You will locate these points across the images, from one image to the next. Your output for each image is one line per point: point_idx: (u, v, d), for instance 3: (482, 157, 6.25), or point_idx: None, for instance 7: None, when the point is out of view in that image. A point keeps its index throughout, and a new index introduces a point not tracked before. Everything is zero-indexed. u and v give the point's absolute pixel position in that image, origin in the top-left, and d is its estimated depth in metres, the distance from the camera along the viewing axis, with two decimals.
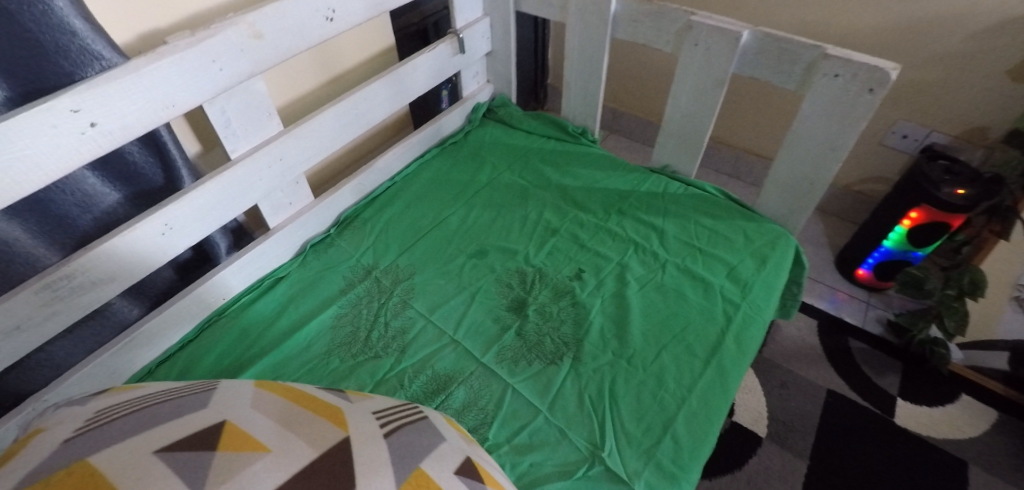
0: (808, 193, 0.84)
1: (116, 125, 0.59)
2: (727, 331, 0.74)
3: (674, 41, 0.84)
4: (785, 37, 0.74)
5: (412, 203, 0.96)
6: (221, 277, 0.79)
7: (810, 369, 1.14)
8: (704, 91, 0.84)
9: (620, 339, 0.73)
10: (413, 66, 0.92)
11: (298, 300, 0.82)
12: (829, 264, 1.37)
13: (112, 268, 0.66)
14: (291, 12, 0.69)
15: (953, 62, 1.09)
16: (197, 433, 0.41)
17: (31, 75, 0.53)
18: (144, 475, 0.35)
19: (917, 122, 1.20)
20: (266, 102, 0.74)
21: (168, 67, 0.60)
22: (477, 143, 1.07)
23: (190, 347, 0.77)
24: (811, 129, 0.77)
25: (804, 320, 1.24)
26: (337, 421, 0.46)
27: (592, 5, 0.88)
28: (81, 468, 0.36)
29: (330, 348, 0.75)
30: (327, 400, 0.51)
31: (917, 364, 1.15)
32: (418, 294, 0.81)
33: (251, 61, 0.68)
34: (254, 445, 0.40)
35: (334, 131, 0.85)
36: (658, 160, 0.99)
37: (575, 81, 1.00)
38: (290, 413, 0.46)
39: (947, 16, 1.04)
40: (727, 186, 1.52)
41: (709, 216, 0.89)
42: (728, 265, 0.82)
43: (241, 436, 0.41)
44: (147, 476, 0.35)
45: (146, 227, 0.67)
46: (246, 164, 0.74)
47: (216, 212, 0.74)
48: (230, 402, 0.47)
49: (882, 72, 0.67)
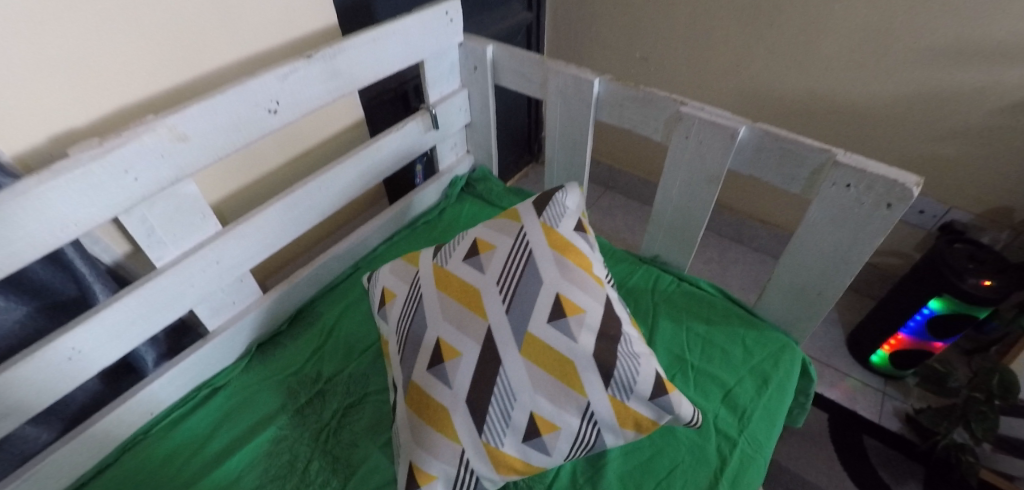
0: (816, 302, 0.74)
1: (1, 255, 0.51)
2: (719, 477, 0.63)
3: (663, 129, 0.75)
4: (788, 137, 0.65)
5: (373, 294, 0.87)
6: (147, 393, 0.71)
7: (822, 472, 1.03)
8: (698, 186, 0.76)
9: (595, 485, 0.63)
10: (378, 148, 0.84)
11: (232, 419, 0.73)
12: (840, 344, 1.26)
13: (6, 404, 0.57)
14: (223, 109, 0.61)
15: (973, 139, 0.99)
16: (468, 286, 0.64)
17: None
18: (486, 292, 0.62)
19: (935, 198, 1.09)
20: (200, 202, 0.66)
21: (68, 185, 0.52)
22: (450, 222, 0.99)
23: (108, 473, 0.69)
24: (819, 237, 0.68)
25: (813, 412, 1.13)
26: (474, 307, 0.62)
27: (573, 87, 0.80)
28: (470, 292, 0.63)
29: (262, 483, 0.66)
30: (466, 280, 0.64)
31: (942, 471, 1.02)
32: (368, 414, 0.72)
33: (174, 167, 0.60)
34: (468, 292, 0.63)
35: (286, 224, 0.77)
36: (649, 249, 0.91)
37: (558, 160, 0.92)
38: (455, 285, 0.64)
39: (965, 91, 0.94)
40: (729, 251, 1.42)
41: (702, 321, 0.80)
42: (723, 386, 0.72)
43: (463, 288, 0.64)
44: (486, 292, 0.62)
45: (49, 353, 0.58)
46: (174, 273, 0.66)
47: (136, 326, 0.66)
48: (442, 322, 0.62)
49: (902, 188, 0.57)
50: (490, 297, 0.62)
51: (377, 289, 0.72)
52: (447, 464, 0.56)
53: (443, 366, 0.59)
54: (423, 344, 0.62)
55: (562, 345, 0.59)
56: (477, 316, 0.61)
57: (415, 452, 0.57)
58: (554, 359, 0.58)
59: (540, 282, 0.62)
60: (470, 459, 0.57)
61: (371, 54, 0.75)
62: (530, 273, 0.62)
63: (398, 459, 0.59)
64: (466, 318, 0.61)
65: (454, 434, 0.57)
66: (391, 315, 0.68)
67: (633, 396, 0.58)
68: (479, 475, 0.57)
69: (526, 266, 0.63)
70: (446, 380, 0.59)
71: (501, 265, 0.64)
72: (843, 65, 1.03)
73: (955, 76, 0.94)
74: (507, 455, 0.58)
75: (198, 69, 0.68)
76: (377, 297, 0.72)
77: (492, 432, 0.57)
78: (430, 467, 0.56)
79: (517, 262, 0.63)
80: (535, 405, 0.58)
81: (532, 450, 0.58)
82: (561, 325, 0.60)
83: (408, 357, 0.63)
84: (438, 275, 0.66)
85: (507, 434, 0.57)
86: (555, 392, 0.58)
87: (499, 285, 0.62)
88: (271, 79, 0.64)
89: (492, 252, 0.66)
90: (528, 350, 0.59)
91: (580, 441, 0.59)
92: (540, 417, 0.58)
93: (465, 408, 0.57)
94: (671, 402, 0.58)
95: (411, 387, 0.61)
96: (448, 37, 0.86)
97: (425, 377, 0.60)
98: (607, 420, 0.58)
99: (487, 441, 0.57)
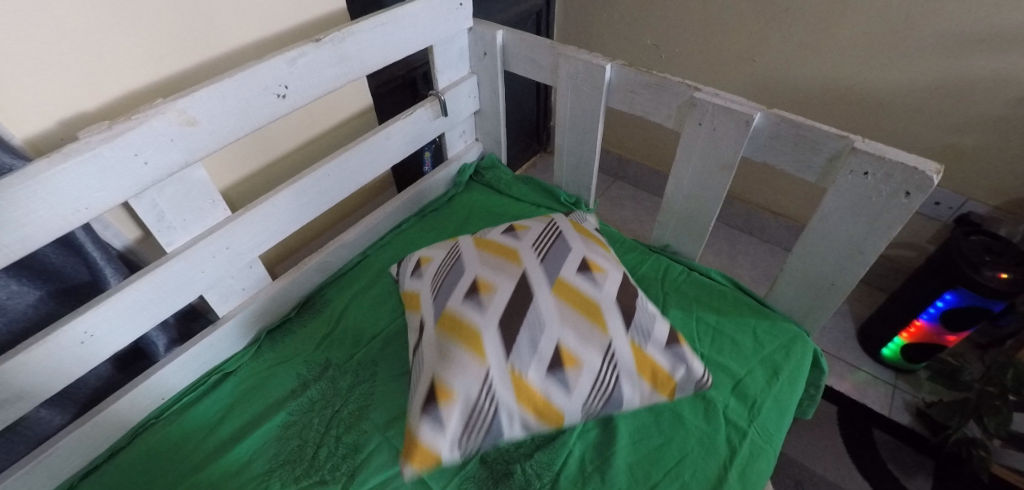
0: (829, 293, 0.73)
1: (13, 237, 0.51)
2: (729, 467, 0.63)
3: (676, 116, 0.74)
4: (805, 123, 0.63)
5: (381, 282, 0.87)
6: (158, 377, 0.72)
7: (830, 464, 1.02)
8: (710, 174, 0.75)
9: (604, 473, 0.63)
10: (387, 134, 0.84)
11: (241, 404, 0.74)
12: (850, 336, 1.24)
13: (20, 387, 0.58)
14: (232, 93, 0.61)
15: (993, 128, 0.96)
16: (502, 252, 0.70)
17: None
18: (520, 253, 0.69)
19: (951, 188, 1.07)
20: (209, 188, 0.66)
21: (78, 168, 0.52)
22: (458, 210, 0.98)
23: (119, 456, 0.69)
24: (835, 227, 0.67)
25: (822, 404, 1.12)
26: (510, 260, 0.69)
27: (584, 72, 0.78)
28: (506, 250, 0.70)
29: (271, 467, 0.66)
30: (501, 243, 0.72)
31: (953, 465, 1.01)
32: (375, 400, 0.72)
33: (184, 151, 0.60)
34: (504, 252, 0.70)
35: (294, 211, 0.77)
36: (659, 238, 0.90)
37: (569, 147, 0.91)
38: (489, 252, 0.71)
39: (986, 79, 0.92)
40: (739, 242, 1.40)
41: (712, 311, 0.80)
42: (733, 377, 0.71)
43: (499, 248, 0.71)
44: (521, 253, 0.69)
45: (61, 337, 0.59)
46: (184, 258, 0.66)
47: (148, 311, 0.66)
48: (474, 268, 0.69)
49: (922, 176, 0.56)
50: (526, 252, 0.69)
51: (413, 258, 0.79)
52: (470, 386, 0.59)
53: (478, 297, 0.64)
54: (458, 282, 0.68)
55: (589, 290, 0.66)
56: (513, 264, 0.68)
57: (441, 369, 0.60)
58: (582, 299, 0.65)
59: (569, 247, 0.70)
60: (493, 384, 0.59)
61: (380, 39, 0.74)
62: (561, 240, 0.71)
63: (419, 384, 0.61)
64: (484, 286, 0.66)
65: (483, 352, 0.60)
66: (427, 273, 0.74)
67: (651, 342, 0.64)
68: (499, 403, 0.59)
69: (557, 238, 0.71)
70: (480, 307, 0.63)
71: (535, 235, 0.72)
72: (860, 52, 1.01)
73: (976, 64, 0.91)
74: (531, 385, 0.60)
75: (207, 53, 0.68)
76: (412, 263, 0.78)
77: (519, 357, 0.60)
78: (454, 384, 0.58)
79: (549, 235, 0.72)
80: (562, 336, 0.62)
81: (554, 386, 0.61)
82: (588, 279, 0.67)
83: (441, 298, 0.67)
84: (475, 239, 0.75)
85: (533, 363, 0.60)
86: (582, 330, 0.63)
87: (534, 247, 0.70)
88: (280, 63, 0.64)
89: (492, 292, 0.65)
90: (559, 290, 0.65)
91: (600, 382, 0.62)
92: (565, 348, 0.61)
93: (495, 331, 0.61)
94: (683, 354, 0.65)
95: (446, 316, 0.64)
96: (457, 22, 0.85)
97: (460, 305, 0.64)
98: (627, 363, 0.63)
99: (513, 366, 0.60)
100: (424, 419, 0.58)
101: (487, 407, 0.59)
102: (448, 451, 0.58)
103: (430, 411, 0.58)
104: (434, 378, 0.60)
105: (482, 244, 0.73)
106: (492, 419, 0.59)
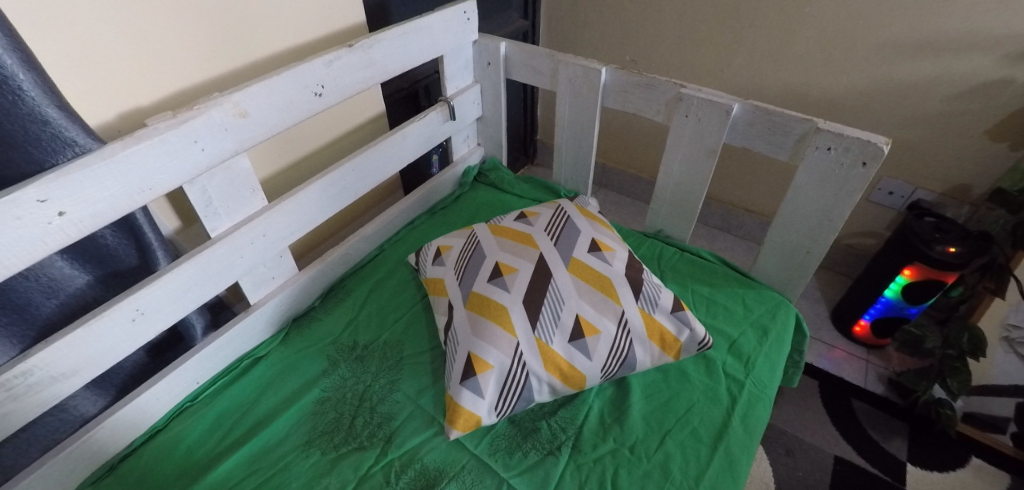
0: (805, 261, 0.83)
1: (86, 213, 0.55)
2: (732, 413, 0.70)
3: (664, 111, 0.85)
4: (774, 110, 0.74)
5: (392, 273, 0.93)
6: (195, 361, 0.75)
7: (817, 433, 1.10)
8: (696, 161, 0.85)
9: (621, 424, 0.69)
10: (403, 134, 0.92)
11: (274, 385, 0.77)
12: (825, 320, 1.35)
13: (77, 361, 0.61)
14: (278, 89, 0.68)
15: (931, 124, 1.10)
16: (516, 238, 0.78)
17: (14, 156, 0.51)
18: (533, 242, 0.76)
19: (902, 179, 1.21)
20: (250, 178, 0.72)
21: (147, 151, 0.58)
22: (467, 206, 1.06)
23: (160, 437, 0.72)
24: (806, 199, 0.77)
25: (805, 380, 1.21)
26: (528, 243, 0.76)
27: (582, 77, 0.88)
28: (524, 235, 0.78)
29: (311, 438, 0.70)
30: (519, 229, 0.79)
31: (923, 425, 1.11)
32: (404, 374, 0.77)
33: (235, 140, 0.66)
34: (521, 237, 0.78)
35: (323, 202, 0.83)
36: (652, 224, 1.00)
37: (566, 145, 1.01)
38: (508, 237, 0.78)
39: (922, 81, 1.06)
40: (718, 239, 1.52)
41: (705, 284, 0.89)
42: (729, 338, 0.80)
43: (514, 233, 0.79)
44: (535, 241, 0.76)
45: (116, 313, 0.63)
46: (227, 242, 0.72)
47: (192, 292, 0.70)
48: (494, 249, 0.76)
49: (874, 147, 0.67)
50: (541, 237, 0.77)
51: (432, 247, 0.84)
52: (502, 357, 0.66)
53: (501, 279, 0.72)
54: (482, 266, 0.74)
55: (600, 267, 0.73)
56: (530, 247, 0.75)
57: (475, 344, 0.66)
58: (595, 276, 0.72)
59: (579, 230, 0.78)
60: (523, 353, 0.66)
61: (401, 47, 0.83)
62: (570, 227, 0.78)
63: (453, 359, 0.68)
64: (504, 267, 0.73)
65: (512, 327, 0.67)
66: (448, 260, 0.80)
67: (658, 309, 0.72)
68: (529, 370, 0.66)
69: (567, 223, 0.79)
70: (505, 287, 0.70)
71: (546, 220, 0.80)
72: (814, 60, 1.15)
73: (912, 68, 1.06)
74: (555, 352, 0.67)
75: (244, 58, 0.75)
76: (432, 253, 0.83)
77: (544, 329, 0.68)
78: (488, 356, 0.65)
79: (559, 220, 0.80)
80: (580, 309, 0.69)
81: (576, 352, 0.68)
82: (598, 255, 0.75)
83: (466, 280, 0.74)
84: (491, 228, 0.81)
85: (557, 333, 0.68)
86: (595, 301, 0.70)
87: (547, 231, 0.78)
88: (318, 64, 0.71)
89: (514, 273, 0.72)
90: (574, 268, 0.73)
91: (616, 349, 0.69)
92: (583, 319, 0.69)
93: (521, 306, 0.68)
94: (687, 317, 0.72)
95: (474, 296, 0.71)
96: (465, 34, 0.94)
97: (486, 286, 0.71)
98: (638, 329, 0.70)
99: (539, 336, 0.67)
100: (463, 388, 0.65)
101: (518, 376, 0.66)
102: (487, 417, 0.65)
103: (469, 381, 0.65)
104: (468, 352, 0.66)
105: (498, 232, 0.80)
106: (524, 386, 0.66)
